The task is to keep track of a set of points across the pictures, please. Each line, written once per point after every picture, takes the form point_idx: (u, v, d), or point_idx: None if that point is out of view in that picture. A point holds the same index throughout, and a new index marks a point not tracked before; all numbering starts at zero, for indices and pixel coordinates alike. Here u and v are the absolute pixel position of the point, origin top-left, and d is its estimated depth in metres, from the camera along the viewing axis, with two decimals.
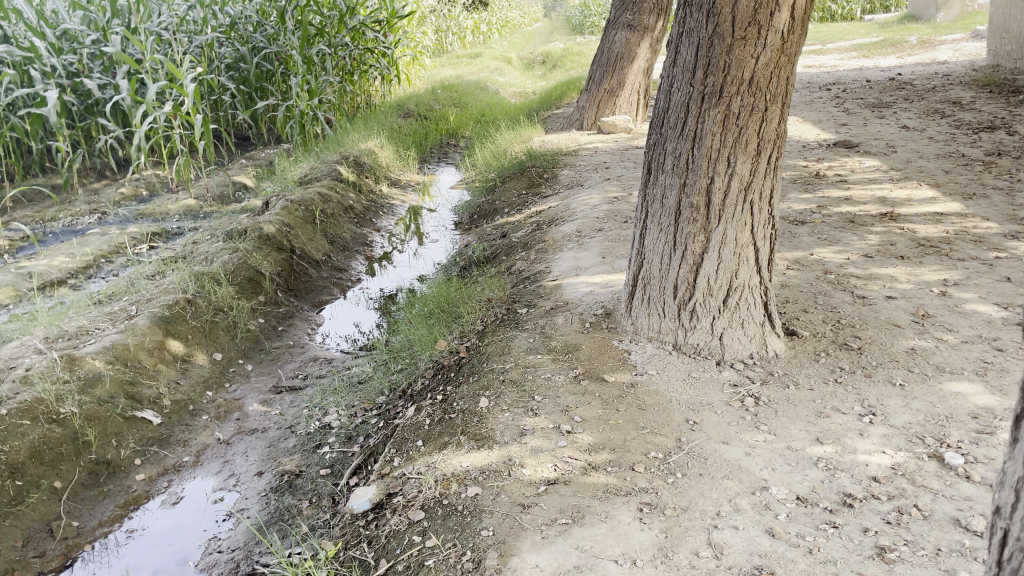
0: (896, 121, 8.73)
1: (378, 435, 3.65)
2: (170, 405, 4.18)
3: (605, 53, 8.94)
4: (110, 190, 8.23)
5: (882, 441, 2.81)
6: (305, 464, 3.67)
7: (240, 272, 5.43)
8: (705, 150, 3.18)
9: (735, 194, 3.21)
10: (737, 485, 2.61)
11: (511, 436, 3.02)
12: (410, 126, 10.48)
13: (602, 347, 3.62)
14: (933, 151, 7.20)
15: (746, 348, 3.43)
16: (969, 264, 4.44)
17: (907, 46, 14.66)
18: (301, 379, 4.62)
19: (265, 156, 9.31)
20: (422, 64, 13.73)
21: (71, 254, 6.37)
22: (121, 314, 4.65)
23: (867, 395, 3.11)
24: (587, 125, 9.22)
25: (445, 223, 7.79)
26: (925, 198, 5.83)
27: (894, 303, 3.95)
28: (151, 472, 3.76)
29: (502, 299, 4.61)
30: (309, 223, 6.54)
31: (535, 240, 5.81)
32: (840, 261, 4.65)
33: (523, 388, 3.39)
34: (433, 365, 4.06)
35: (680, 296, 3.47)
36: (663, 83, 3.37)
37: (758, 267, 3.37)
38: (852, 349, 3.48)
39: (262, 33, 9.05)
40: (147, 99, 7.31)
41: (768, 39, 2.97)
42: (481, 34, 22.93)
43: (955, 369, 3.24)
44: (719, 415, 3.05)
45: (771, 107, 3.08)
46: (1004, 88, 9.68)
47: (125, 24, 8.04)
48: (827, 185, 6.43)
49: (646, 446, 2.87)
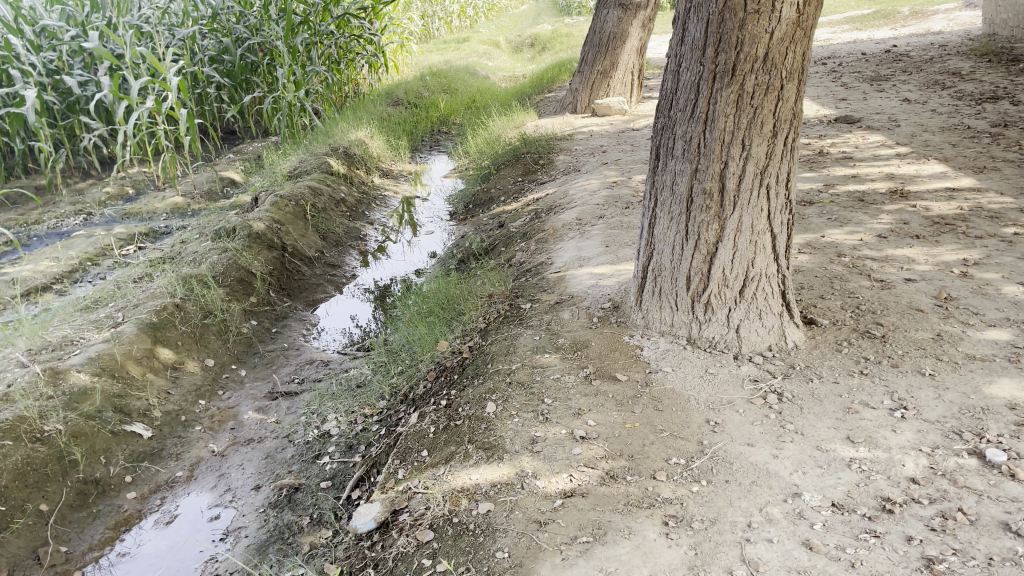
0: (896, 94, 8.54)
1: (380, 444, 3.48)
2: (161, 416, 4.00)
3: (597, 34, 8.71)
4: (95, 189, 8.01)
5: (917, 437, 2.64)
6: (304, 476, 3.49)
7: (230, 273, 5.22)
8: (718, 133, 2.99)
9: (751, 178, 3.02)
10: (766, 492, 2.45)
11: (522, 444, 2.86)
12: (400, 114, 10.25)
13: (613, 344, 3.45)
14: (937, 124, 7.01)
15: (765, 340, 3.27)
16: (988, 242, 4.27)
17: (900, 17, 14.45)
18: (297, 384, 4.43)
19: (253, 150, 9.09)
20: (409, 50, 13.43)
21: (55, 259, 6.16)
22: (106, 321, 4.46)
23: (896, 387, 2.94)
24: (581, 108, 9.02)
25: (439, 214, 7.59)
26: (934, 173, 5.65)
27: (914, 286, 3.78)
28: (143, 490, 3.58)
29: (504, 294, 4.43)
30: (300, 219, 6.34)
31: (534, 230, 5.62)
32: (853, 243, 4.47)
33: (532, 390, 3.21)
34: (435, 367, 3.88)
35: (693, 289, 3.30)
36: (671, 63, 3.17)
37: (775, 254, 3.20)
38: (875, 337, 3.31)
39: (245, 23, 8.78)
40: (130, 96, 7.08)
41: (784, 12, 2.75)
42: (468, 18, 22.60)
43: (986, 356, 3.07)
44: (741, 414, 2.88)
45: (787, 84, 2.88)
46: (1003, 56, 9.49)
47: (104, 18, 7.80)
48: (832, 163, 6.25)
49: (667, 451, 2.70)
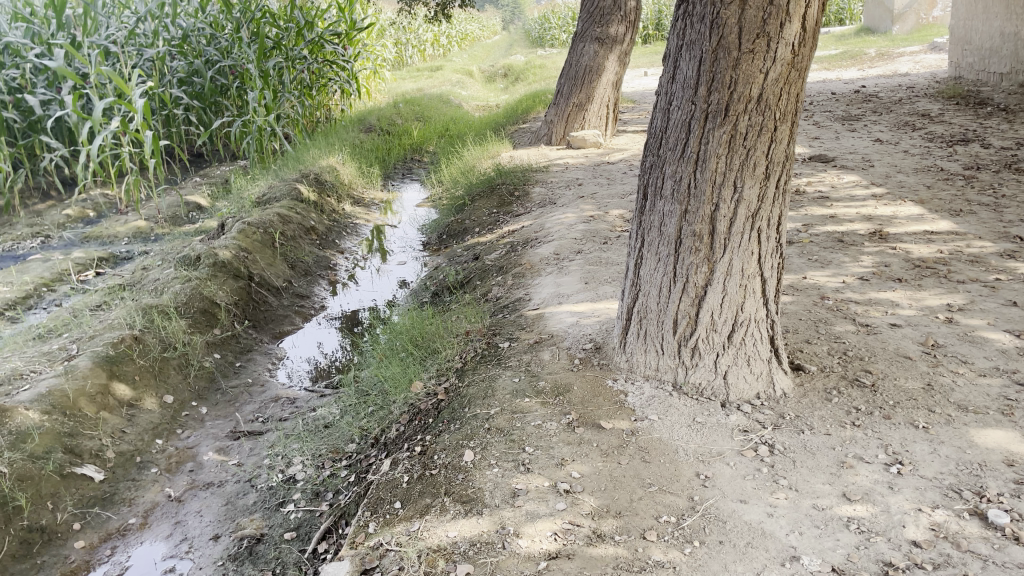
0: (868, 134, 8.61)
1: (350, 493, 3.29)
2: (115, 458, 3.76)
3: (573, 66, 8.69)
4: (54, 211, 7.73)
5: (915, 496, 2.52)
6: (267, 525, 3.28)
7: (193, 303, 5.01)
8: (709, 173, 2.90)
9: (742, 221, 2.93)
10: (762, 555, 2.32)
11: (503, 498, 2.70)
12: (372, 141, 10.13)
13: (596, 388, 3.31)
14: (911, 165, 7.05)
15: (752, 387, 3.16)
16: (970, 287, 4.23)
17: (867, 58, 14.76)
18: (261, 423, 4.22)
19: (220, 175, 8.88)
20: (382, 77, 13.37)
21: (9, 284, 5.88)
22: (59, 354, 4.23)
23: (890, 440, 2.84)
24: (556, 140, 8.95)
25: (412, 243, 7.43)
26: (912, 215, 5.64)
27: (900, 332, 3.70)
28: (92, 538, 3.34)
29: (481, 331, 4.27)
30: (268, 247, 6.14)
31: (510, 264, 5.48)
32: (835, 285, 4.41)
33: (512, 438, 3.06)
34: (408, 410, 3.70)
35: (680, 332, 3.18)
36: (660, 100, 3.07)
37: (765, 299, 3.10)
38: (864, 386, 3.20)
39: (216, 46, 8.68)
40: (93, 115, 6.86)
41: (778, 52, 2.68)
42: (441, 47, 22.66)
43: (980, 408, 2.98)
44: (732, 467, 2.75)
45: (781, 125, 2.80)
46: (970, 99, 9.66)
47: (70, 37, 7.62)
48: (810, 202, 6.23)
49: (657, 508, 2.56)
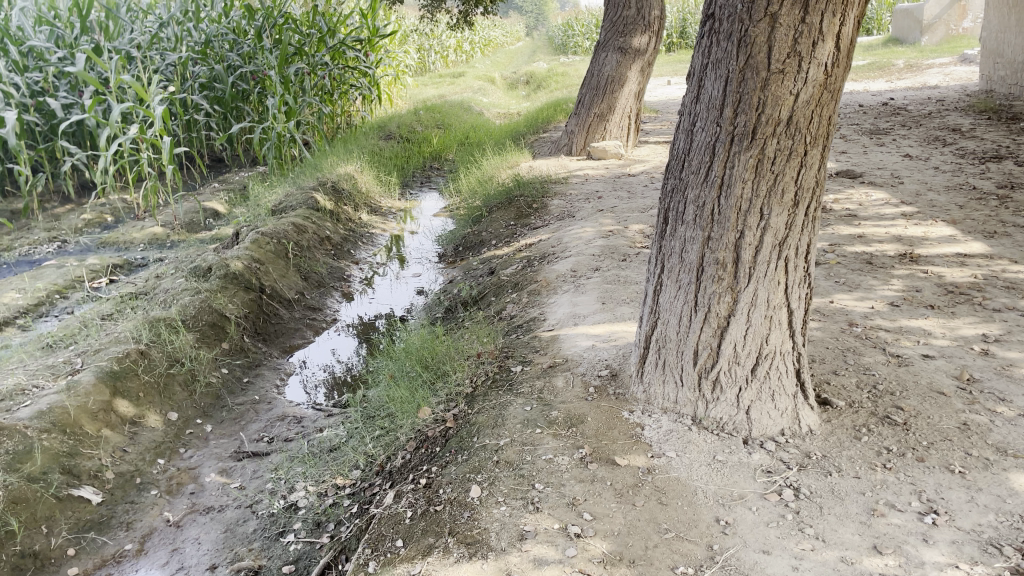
0: (897, 149, 8.39)
1: (352, 525, 3.15)
2: (114, 479, 3.66)
3: (595, 76, 8.56)
4: (72, 216, 7.70)
5: (951, 551, 2.35)
6: (266, 557, 3.16)
7: (202, 316, 4.91)
8: (734, 199, 2.74)
9: (768, 250, 2.77)
10: None
11: (509, 540, 2.56)
12: (391, 148, 10.03)
13: (611, 420, 3.16)
14: (942, 183, 6.83)
15: (777, 424, 2.99)
16: (1007, 315, 4.03)
17: (895, 69, 14.50)
18: (266, 443, 4.10)
19: (238, 181, 8.82)
20: (403, 83, 13.31)
21: (22, 291, 5.83)
22: (63, 368, 4.14)
23: (924, 485, 2.66)
24: (576, 151, 8.80)
25: (428, 254, 7.31)
26: (943, 236, 5.43)
27: (934, 365, 3.52)
28: (86, 565, 3.23)
29: (493, 354, 4.13)
30: (281, 258, 6.04)
31: (526, 280, 5.34)
32: (864, 311, 4.23)
33: (521, 473, 2.91)
34: (415, 436, 3.56)
35: (701, 364, 3.02)
36: (684, 120, 2.92)
37: (792, 330, 2.93)
38: (896, 424, 3.02)
39: (238, 51, 8.61)
40: (112, 121, 6.79)
41: (810, 73, 2.53)
42: (463, 53, 22.61)
43: (1020, 451, 2.79)
44: (754, 512, 2.59)
45: (811, 149, 2.64)
46: (1003, 114, 9.40)
47: (92, 41, 7.59)
48: (837, 220, 6.03)
49: (672, 557, 2.41)
